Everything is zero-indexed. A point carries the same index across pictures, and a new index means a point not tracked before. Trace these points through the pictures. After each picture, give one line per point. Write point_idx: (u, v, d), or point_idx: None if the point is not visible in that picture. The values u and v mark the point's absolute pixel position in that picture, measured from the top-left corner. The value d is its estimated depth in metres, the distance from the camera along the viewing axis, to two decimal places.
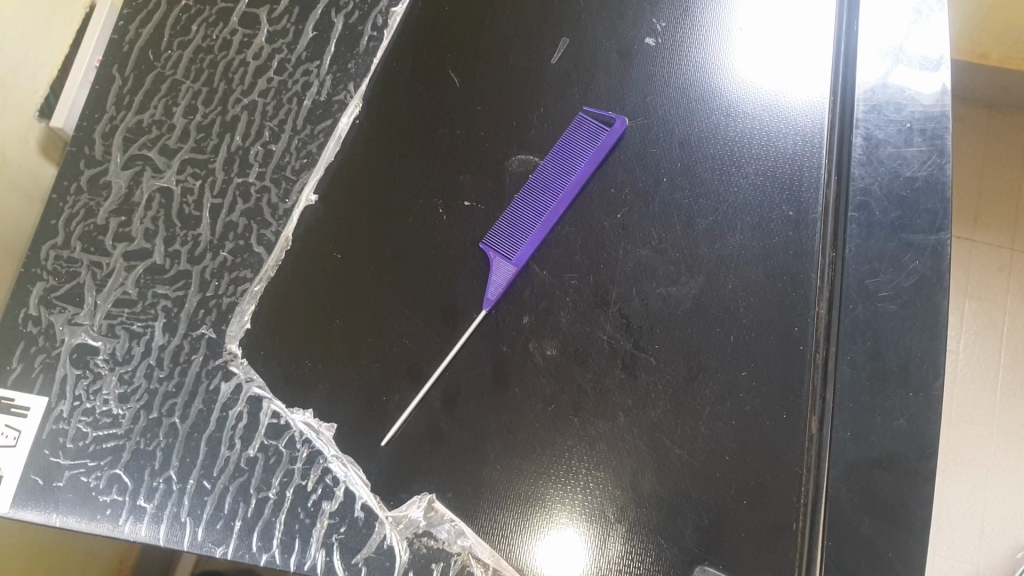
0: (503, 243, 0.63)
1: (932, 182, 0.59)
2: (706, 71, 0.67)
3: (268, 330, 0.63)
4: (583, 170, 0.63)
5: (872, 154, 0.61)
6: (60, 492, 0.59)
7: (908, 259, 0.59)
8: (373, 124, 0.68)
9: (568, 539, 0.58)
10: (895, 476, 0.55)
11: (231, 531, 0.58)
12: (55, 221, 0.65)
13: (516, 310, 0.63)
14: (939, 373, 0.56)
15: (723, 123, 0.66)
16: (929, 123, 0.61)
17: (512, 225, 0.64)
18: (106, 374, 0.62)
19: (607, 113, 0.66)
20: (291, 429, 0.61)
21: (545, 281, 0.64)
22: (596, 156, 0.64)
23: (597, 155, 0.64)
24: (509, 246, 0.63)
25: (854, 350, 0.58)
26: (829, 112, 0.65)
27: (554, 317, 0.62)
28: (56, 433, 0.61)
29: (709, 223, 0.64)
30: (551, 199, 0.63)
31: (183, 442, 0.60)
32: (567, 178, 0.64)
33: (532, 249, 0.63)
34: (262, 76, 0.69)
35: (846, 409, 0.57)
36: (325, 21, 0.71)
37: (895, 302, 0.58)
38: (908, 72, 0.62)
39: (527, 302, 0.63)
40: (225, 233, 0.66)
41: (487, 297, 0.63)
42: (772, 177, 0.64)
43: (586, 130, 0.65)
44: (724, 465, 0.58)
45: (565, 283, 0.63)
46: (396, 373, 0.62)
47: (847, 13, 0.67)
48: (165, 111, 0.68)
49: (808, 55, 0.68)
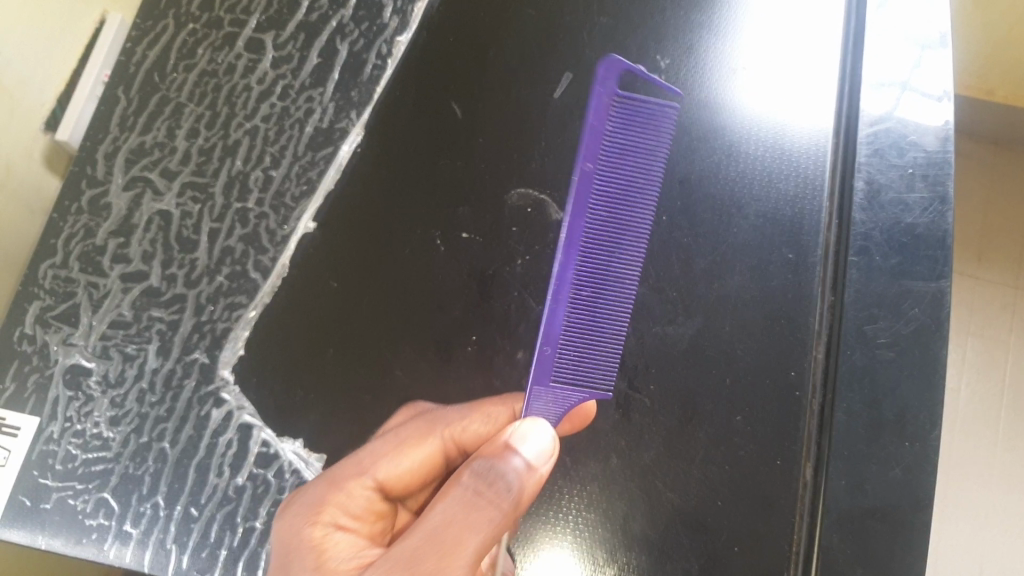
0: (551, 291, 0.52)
1: (932, 230, 0.59)
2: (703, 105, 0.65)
3: (262, 357, 0.63)
4: (631, 178, 0.57)
5: (874, 199, 0.61)
6: (47, 515, 0.59)
7: (906, 306, 0.58)
8: (374, 152, 0.68)
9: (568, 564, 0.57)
10: (890, 526, 0.54)
11: (216, 560, 0.58)
12: (54, 241, 0.66)
13: (554, 371, 0.53)
14: (935, 424, 0.55)
15: (722, 163, 0.66)
16: (931, 169, 0.60)
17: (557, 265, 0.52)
18: (98, 396, 0.62)
19: (628, 120, 0.56)
20: (280, 459, 0.61)
21: (586, 318, 0.55)
22: (642, 163, 0.58)
23: (645, 157, 0.58)
24: (562, 297, 0.52)
25: (850, 399, 0.57)
26: (831, 155, 0.65)
27: (598, 361, 0.56)
28: (46, 454, 0.61)
29: (708, 262, 0.63)
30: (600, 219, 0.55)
31: (172, 467, 0.60)
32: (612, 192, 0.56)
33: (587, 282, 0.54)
34: (265, 102, 0.70)
35: (841, 457, 0.56)
36: (330, 48, 0.71)
37: (892, 349, 0.57)
38: (910, 116, 0.61)
39: (564, 355, 0.54)
40: (222, 257, 0.66)
41: (542, 365, 0.53)
42: (773, 219, 0.64)
43: (612, 126, 0.55)
44: (716, 510, 0.57)
45: (609, 317, 0.56)
46: (387, 406, 0.61)
47: (852, 58, 0.67)
48: (167, 134, 0.69)
49: (812, 96, 0.67)
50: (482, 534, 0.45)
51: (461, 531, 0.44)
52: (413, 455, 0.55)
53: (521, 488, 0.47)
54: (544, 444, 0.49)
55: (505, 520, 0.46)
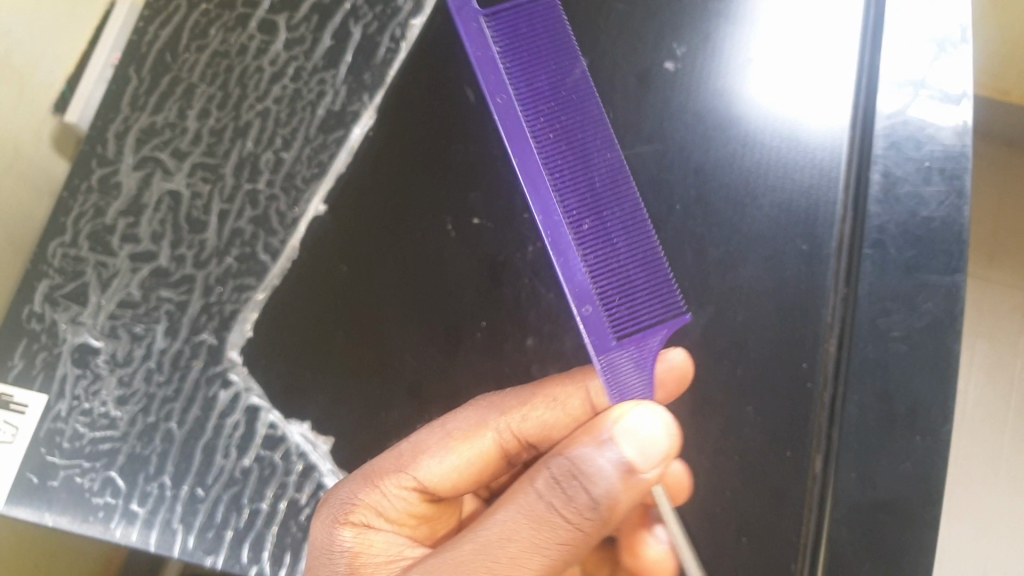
0: (549, 243, 0.53)
1: (949, 223, 0.58)
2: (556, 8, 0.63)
3: (272, 339, 0.63)
4: (557, 99, 0.58)
5: (889, 191, 0.60)
6: (54, 492, 0.59)
7: (921, 300, 0.57)
8: (387, 136, 0.67)
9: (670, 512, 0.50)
10: (899, 521, 0.54)
11: (222, 541, 0.58)
12: (64, 219, 0.65)
13: (609, 330, 0.52)
14: (947, 419, 0.55)
15: (737, 152, 0.65)
16: (948, 163, 0.59)
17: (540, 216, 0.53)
18: (106, 375, 0.62)
19: (514, 54, 0.58)
20: (287, 441, 0.60)
21: (599, 237, 0.55)
22: (553, 80, 0.59)
23: (542, 69, 0.59)
24: (563, 244, 0.53)
25: (861, 392, 0.56)
26: (847, 145, 0.64)
27: (641, 272, 0.57)
28: (53, 432, 0.61)
29: (721, 254, 0.63)
30: (550, 147, 0.56)
31: (179, 447, 0.60)
32: (547, 121, 0.57)
33: (576, 205, 0.55)
34: (277, 84, 0.69)
35: (851, 450, 0.56)
36: (343, 30, 0.70)
37: (905, 343, 0.56)
38: (928, 108, 0.60)
39: (611, 305, 0.53)
40: (231, 239, 0.66)
41: (599, 336, 0.52)
42: (787, 210, 0.64)
43: (509, 66, 0.57)
44: (725, 500, 0.59)
45: (618, 224, 0.57)
46: (396, 390, 0.61)
47: (870, 47, 0.66)
48: (178, 115, 0.68)
49: (828, 86, 0.66)
50: (545, 556, 0.43)
51: (527, 549, 0.43)
52: (463, 451, 0.54)
53: (609, 503, 0.43)
54: (647, 445, 0.44)
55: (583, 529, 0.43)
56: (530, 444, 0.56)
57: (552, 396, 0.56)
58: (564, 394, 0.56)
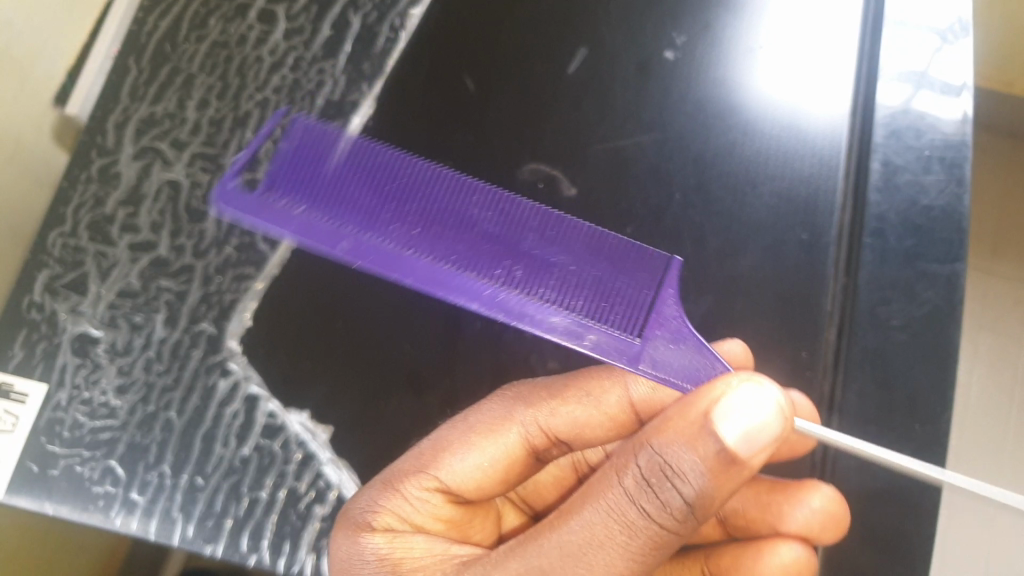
0: (504, 315, 0.51)
1: (949, 212, 0.58)
2: (301, 117, 0.59)
3: (270, 328, 0.63)
4: (407, 183, 0.56)
5: (889, 180, 0.60)
6: (54, 481, 0.59)
7: (920, 289, 0.57)
8: (385, 125, 0.67)
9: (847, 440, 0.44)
10: (900, 509, 0.54)
11: (222, 530, 0.58)
12: (63, 210, 0.65)
13: (626, 340, 0.50)
14: (946, 407, 0.55)
15: (738, 140, 0.65)
16: (949, 152, 0.59)
17: (483, 301, 0.51)
18: (106, 364, 0.62)
19: (325, 195, 0.53)
20: (286, 431, 0.60)
21: (532, 265, 0.53)
22: (377, 171, 0.56)
23: (364, 172, 0.56)
24: (513, 306, 0.51)
25: (860, 380, 0.56)
26: (847, 134, 0.64)
27: (597, 267, 0.55)
28: (53, 421, 0.61)
29: (721, 243, 0.63)
30: (443, 232, 0.54)
31: (179, 436, 0.60)
32: (416, 225, 0.53)
33: (489, 260, 0.53)
34: (276, 74, 0.69)
35: (851, 439, 0.56)
36: (342, 20, 0.70)
37: (904, 332, 0.57)
38: (928, 99, 0.61)
39: (609, 317, 0.51)
40: (230, 229, 0.66)
41: (624, 354, 0.50)
42: (788, 199, 0.64)
43: (337, 206, 0.53)
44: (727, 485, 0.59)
45: (538, 239, 0.55)
46: (395, 378, 0.61)
47: (871, 37, 0.66)
48: (178, 105, 0.68)
49: (828, 74, 0.66)
50: (631, 559, 0.41)
51: (617, 552, 0.40)
52: (488, 447, 0.55)
53: (700, 506, 0.40)
54: (753, 430, 0.39)
55: (666, 532, 0.41)
56: (561, 439, 0.56)
57: (586, 392, 0.57)
58: (600, 390, 0.57)
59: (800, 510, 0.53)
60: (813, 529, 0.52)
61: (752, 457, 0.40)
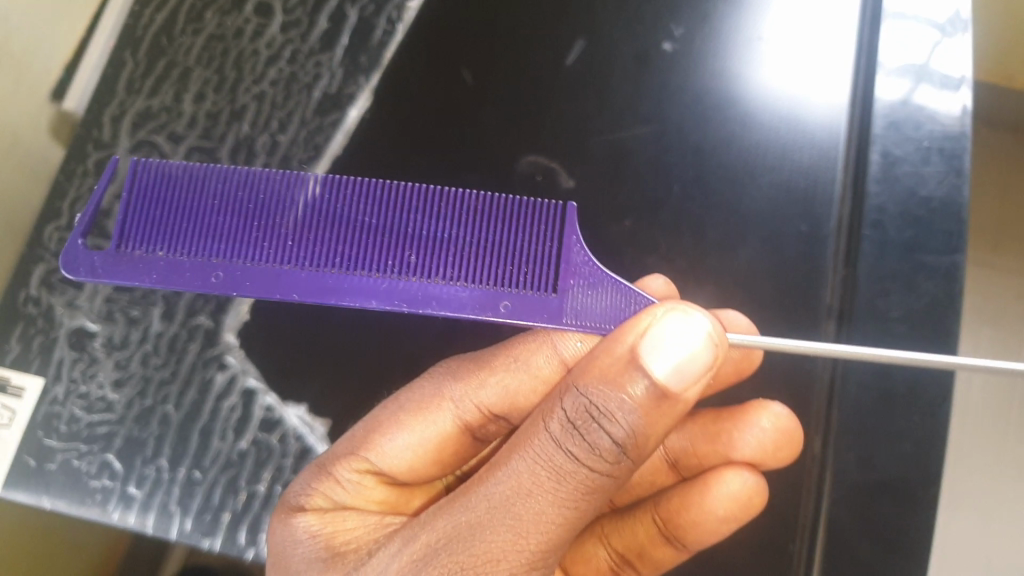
0: (408, 304, 0.49)
1: (948, 204, 0.58)
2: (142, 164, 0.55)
3: (268, 321, 0.63)
4: (284, 200, 0.54)
5: (888, 171, 0.59)
6: (51, 476, 0.59)
7: (920, 280, 0.57)
8: (383, 117, 0.67)
9: (801, 344, 0.50)
10: (899, 502, 0.53)
11: (220, 524, 0.58)
12: (60, 203, 0.65)
13: (541, 296, 0.50)
14: (946, 399, 0.55)
15: (736, 133, 0.65)
16: (948, 143, 0.59)
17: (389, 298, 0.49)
18: (103, 358, 0.62)
19: (195, 236, 0.52)
20: (284, 424, 0.60)
21: (425, 246, 0.52)
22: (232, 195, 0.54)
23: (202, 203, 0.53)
24: (418, 294, 0.50)
25: (860, 371, 0.56)
26: (846, 126, 0.64)
27: (496, 230, 0.54)
28: (50, 415, 0.61)
29: (720, 234, 0.63)
30: (333, 237, 0.52)
31: (176, 430, 0.60)
32: (293, 241, 0.52)
33: (381, 253, 0.51)
34: (273, 67, 0.69)
35: (850, 430, 0.55)
36: (339, 13, 0.70)
37: (904, 324, 0.56)
38: (928, 89, 0.60)
39: (518, 279, 0.50)
40: None
41: (545, 311, 0.49)
42: (786, 190, 0.63)
43: (222, 242, 0.51)
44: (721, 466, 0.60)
45: (423, 218, 0.54)
46: (394, 371, 0.61)
47: (870, 28, 0.65)
48: (174, 98, 0.68)
49: (828, 66, 0.66)
50: (565, 505, 0.41)
51: (547, 499, 0.41)
52: (419, 425, 0.55)
53: (624, 442, 0.41)
54: (682, 361, 0.42)
55: (593, 474, 0.41)
56: (494, 409, 0.57)
57: (514, 358, 0.59)
58: (527, 354, 0.59)
59: (750, 432, 0.57)
60: (763, 448, 0.56)
61: (685, 390, 0.42)
